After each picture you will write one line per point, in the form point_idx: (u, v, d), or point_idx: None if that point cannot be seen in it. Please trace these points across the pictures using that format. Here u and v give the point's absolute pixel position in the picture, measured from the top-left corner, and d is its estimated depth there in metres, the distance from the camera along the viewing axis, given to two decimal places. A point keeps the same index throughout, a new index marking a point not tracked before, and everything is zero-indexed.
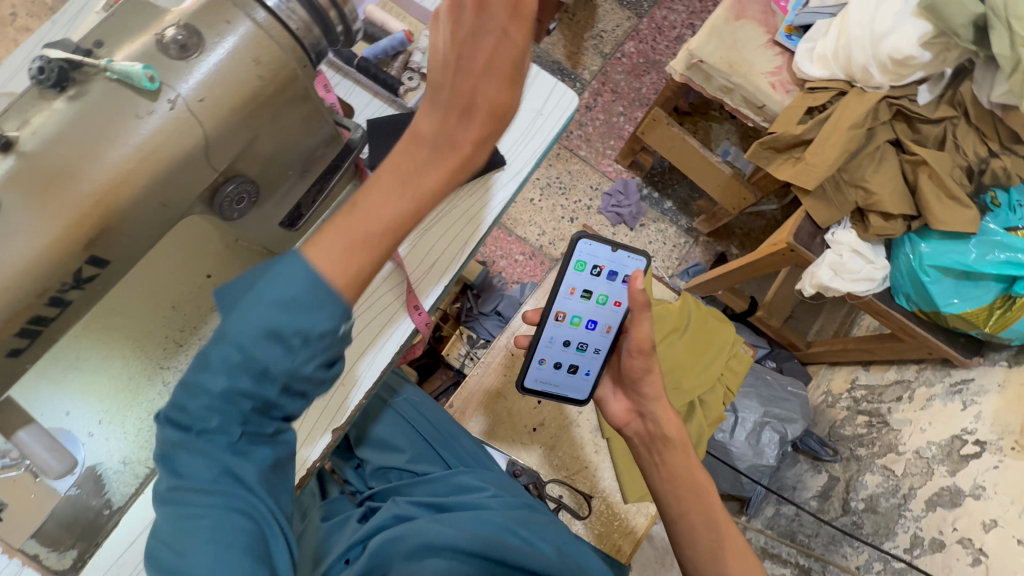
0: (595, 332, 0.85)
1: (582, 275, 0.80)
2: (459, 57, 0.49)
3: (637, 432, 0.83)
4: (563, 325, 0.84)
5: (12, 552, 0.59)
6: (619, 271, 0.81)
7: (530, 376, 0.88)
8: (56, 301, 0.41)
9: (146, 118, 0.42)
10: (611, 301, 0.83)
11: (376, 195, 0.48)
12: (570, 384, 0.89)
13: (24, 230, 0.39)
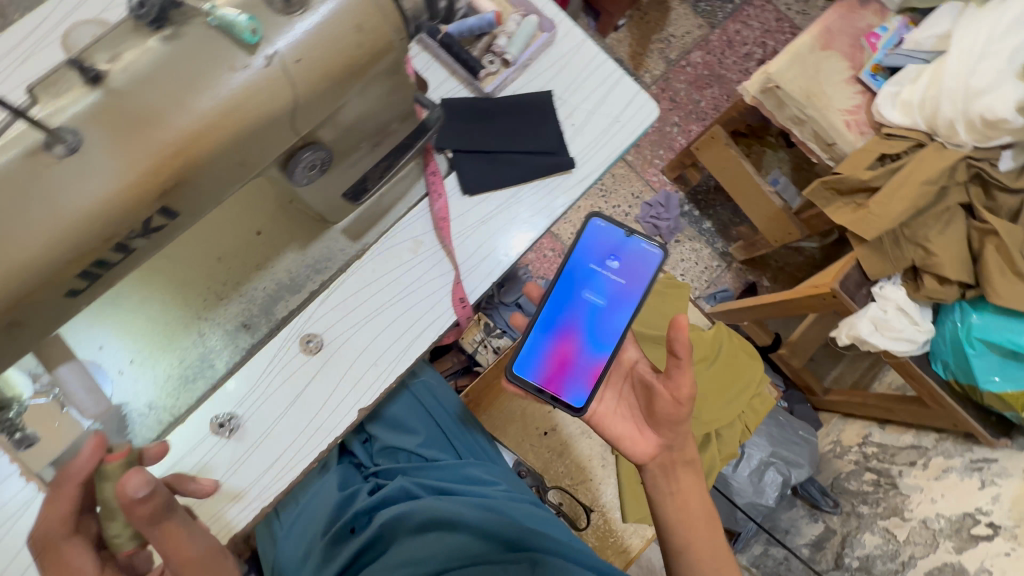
0: (599, 321, 0.74)
1: (595, 254, 0.75)
2: None
3: (657, 462, 0.78)
4: (566, 306, 0.75)
5: (30, 476, 0.59)
6: (633, 262, 0.74)
7: (519, 360, 0.74)
8: (122, 247, 0.40)
9: (239, 70, 0.40)
10: (621, 289, 0.74)
11: None
12: (565, 381, 0.74)
13: (101, 169, 0.37)
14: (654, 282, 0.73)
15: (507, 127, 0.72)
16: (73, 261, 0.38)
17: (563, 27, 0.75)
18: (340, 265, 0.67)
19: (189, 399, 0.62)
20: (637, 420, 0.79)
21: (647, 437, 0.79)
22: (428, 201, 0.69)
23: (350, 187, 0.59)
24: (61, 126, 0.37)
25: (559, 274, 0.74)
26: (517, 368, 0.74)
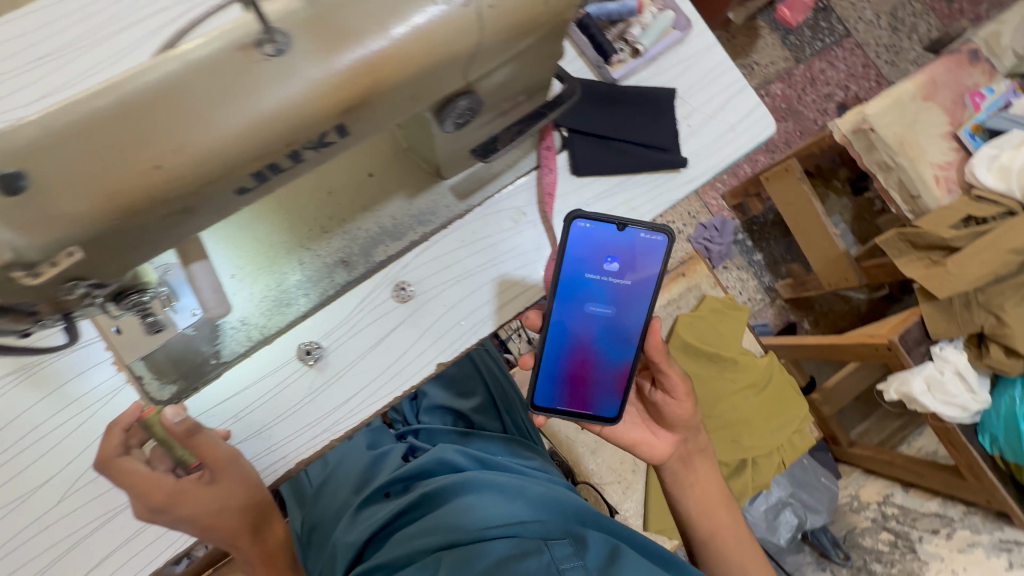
0: (612, 328, 0.64)
1: (591, 257, 0.61)
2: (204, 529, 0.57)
3: (677, 456, 0.77)
4: (571, 322, 0.64)
5: (120, 366, 0.60)
6: (635, 255, 0.61)
7: (541, 391, 0.65)
8: (295, 155, 0.41)
9: (437, 6, 0.40)
10: (627, 289, 0.62)
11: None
12: (591, 395, 0.66)
13: (298, 74, 0.37)
14: (662, 277, 0.60)
15: (627, 116, 0.71)
16: (253, 161, 0.38)
17: (695, 29, 0.75)
18: (442, 222, 0.68)
19: (279, 322, 0.64)
20: (647, 421, 0.76)
21: (662, 438, 0.75)
22: (537, 173, 0.70)
23: (482, 145, 0.59)
24: (261, 32, 0.37)
25: (554, 293, 0.62)
26: (541, 400, 0.66)
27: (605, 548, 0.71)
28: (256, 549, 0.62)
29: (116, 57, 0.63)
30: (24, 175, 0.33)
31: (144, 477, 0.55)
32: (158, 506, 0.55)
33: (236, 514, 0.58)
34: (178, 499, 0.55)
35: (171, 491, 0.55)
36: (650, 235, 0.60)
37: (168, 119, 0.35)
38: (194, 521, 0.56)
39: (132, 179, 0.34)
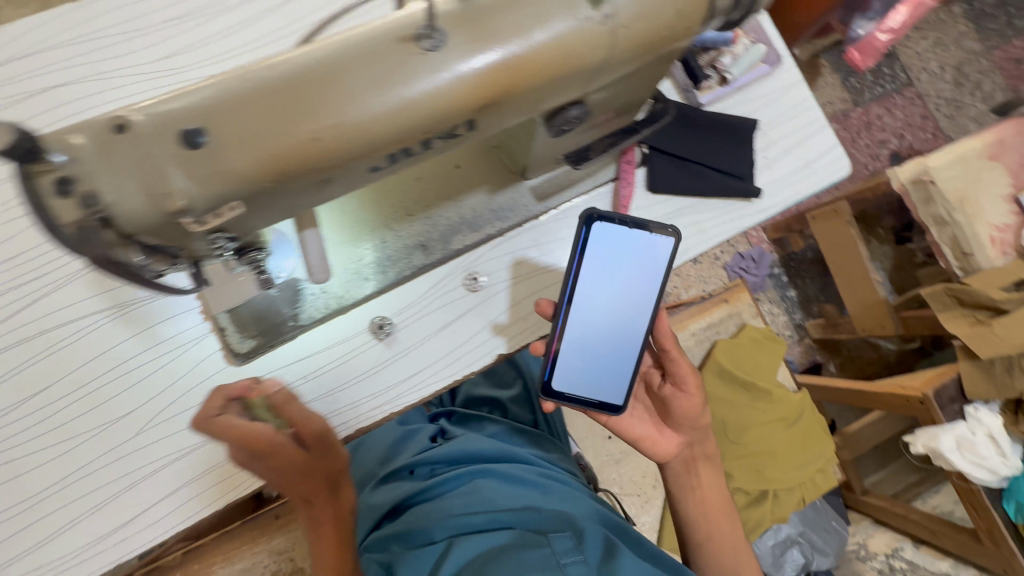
0: (624, 316, 0.64)
1: (608, 246, 0.61)
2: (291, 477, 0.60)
3: (680, 458, 0.78)
4: (587, 312, 0.63)
5: (206, 315, 0.64)
6: (643, 257, 0.62)
7: (556, 373, 0.64)
8: (426, 142, 0.43)
9: (578, 18, 0.42)
10: (640, 279, 0.62)
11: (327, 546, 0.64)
12: (600, 385, 0.65)
13: (446, 69, 0.40)
14: (667, 286, 0.62)
15: (707, 142, 0.73)
16: (392, 144, 0.41)
17: (784, 66, 0.76)
18: (518, 220, 0.71)
19: (355, 294, 0.67)
20: (654, 419, 0.77)
21: (666, 437, 0.76)
22: (614, 185, 0.72)
23: (576, 150, 0.63)
24: (422, 25, 0.40)
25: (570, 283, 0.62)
26: (557, 384, 0.64)
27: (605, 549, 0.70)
28: (329, 507, 0.64)
29: (237, 28, 0.67)
30: (203, 133, 0.36)
31: (244, 427, 0.57)
32: (259, 450, 0.57)
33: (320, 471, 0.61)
34: (275, 452, 0.58)
35: (269, 441, 0.57)
36: (665, 229, 0.61)
37: (329, 94, 0.38)
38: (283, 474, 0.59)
39: (293, 147, 0.38)
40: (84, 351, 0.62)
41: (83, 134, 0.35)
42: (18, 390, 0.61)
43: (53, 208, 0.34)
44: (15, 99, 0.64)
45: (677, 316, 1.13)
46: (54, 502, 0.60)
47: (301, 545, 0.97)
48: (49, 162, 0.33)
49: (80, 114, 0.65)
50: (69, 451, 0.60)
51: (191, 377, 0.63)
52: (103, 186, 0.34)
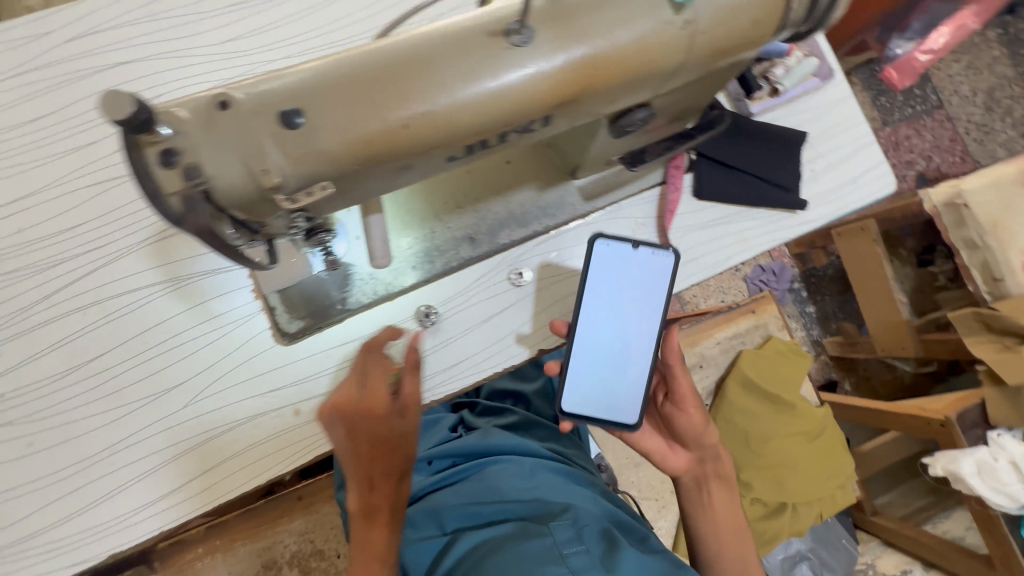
0: (629, 334, 0.67)
1: (605, 267, 0.66)
2: (377, 450, 0.63)
3: (690, 476, 0.72)
4: (593, 332, 0.67)
5: (257, 294, 0.65)
6: (644, 276, 0.67)
7: (567, 393, 0.66)
8: (503, 135, 0.44)
9: (659, 21, 0.43)
10: (640, 298, 0.67)
11: (378, 534, 0.65)
12: (613, 403, 0.67)
13: (531, 64, 0.41)
14: (669, 301, 0.66)
15: (756, 152, 0.74)
16: (472, 136, 0.42)
17: (834, 81, 0.77)
18: (565, 219, 0.72)
19: (401, 282, 0.68)
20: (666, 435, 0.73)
21: (676, 452, 0.72)
22: (660, 189, 0.73)
23: (632, 152, 0.64)
24: (512, 20, 0.41)
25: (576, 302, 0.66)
26: (568, 401, 0.66)
27: (608, 540, 0.66)
28: (386, 496, 0.65)
29: (301, 14, 0.69)
30: (301, 114, 0.37)
31: (372, 382, 0.63)
32: (376, 409, 0.61)
33: (399, 449, 0.64)
34: (373, 416, 0.62)
35: (387, 404, 0.62)
36: (659, 251, 0.66)
37: (421, 83, 0.39)
38: (365, 442, 0.62)
39: (383, 132, 0.39)
40: (138, 322, 0.63)
41: (189, 109, 0.36)
42: (74, 356, 0.62)
43: (159, 178, 0.35)
44: (84, 73, 0.66)
45: (703, 324, 1.13)
46: (103, 468, 0.61)
47: (322, 527, 0.98)
48: (157, 134, 0.35)
49: (146, 90, 0.66)
50: (122, 418, 0.62)
51: (241, 353, 0.65)
52: (207, 160, 0.36)
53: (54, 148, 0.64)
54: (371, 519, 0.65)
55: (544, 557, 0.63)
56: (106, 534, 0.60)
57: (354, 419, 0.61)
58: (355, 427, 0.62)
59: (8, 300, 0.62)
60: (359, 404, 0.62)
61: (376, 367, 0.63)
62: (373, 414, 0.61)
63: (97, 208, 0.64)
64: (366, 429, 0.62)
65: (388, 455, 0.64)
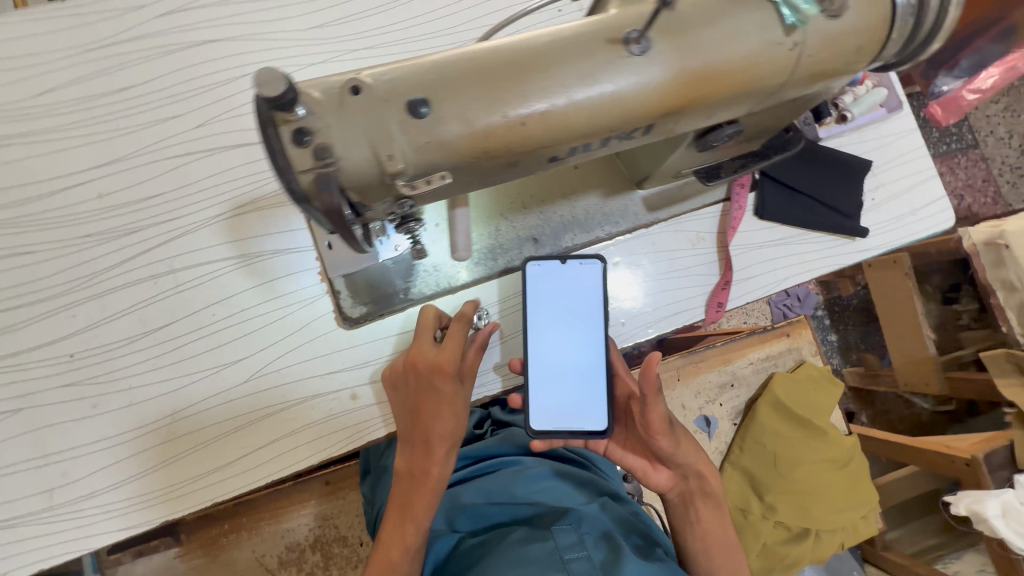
0: (582, 348, 0.65)
1: (545, 287, 0.66)
2: (437, 412, 0.59)
3: (676, 492, 0.70)
4: (546, 353, 0.65)
5: (323, 276, 0.67)
6: (581, 288, 0.66)
7: (536, 415, 0.64)
8: (605, 140, 0.45)
9: (767, 41, 0.44)
10: (585, 307, 0.65)
11: (418, 504, 0.60)
12: (576, 415, 0.64)
13: (646, 73, 0.42)
14: (609, 306, 0.64)
15: (819, 177, 0.74)
16: (582, 138, 0.43)
17: (902, 112, 0.77)
18: (626, 227, 0.72)
19: (463, 277, 0.69)
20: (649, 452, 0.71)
21: (658, 470, 0.69)
22: (723, 205, 0.74)
23: (708, 165, 0.65)
24: (632, 30, 0.42)
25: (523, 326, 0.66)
26: (537, 422, 0.63)
27: (610, 546, 0.65)
28: (433, 469, 0.60)
29: (385, 6, 0.70)
30: (426, 104, 0.38)
31: (444, 345, 0.61)
32: (449, 366, 0.59)
33: (454, 418, 0.60)
34: (447, 374, 0.59)
35: (456, 364, 0.60)
36: (585, 262, 0.66)
37: (542, 84, 0.40)
38: (426, 398, 0.59)
39: (501, 129, 0.40)
40: (207, 294, 0.65)
41: (323, 93, 0.37)
42: (142, 323, 0.63)
43: (292, 156, 0.36)
44: (175, 48, 0.67)
45: (737, 343, 1.13)
46: (160, 436, 0.62)
47: (348, 513, 0.99)
48: (295, 114, 0.36)
49: (233, 69, 0.68)
50: (183, 387, 0.63)
51: (304, 333, 0.65)
52: (338, 142, 0.37)
53: (141, 119, 0.66)
54: (413, 488, 0.60)
55: (545, 562, 0.61)
56: (161, 500, 0.61)
57: (426, 372, 0.59)
58: (426, 379, 0.59)
59: (84, 263, 0.63)
60: (434, 358, 0.60)
61: (461, 330, 0.62)
62: (444, 370, 0.59)
63: (176, 180, 0.66)
64: (433, 385, 0.59)
65: (447, 420, 0.60)
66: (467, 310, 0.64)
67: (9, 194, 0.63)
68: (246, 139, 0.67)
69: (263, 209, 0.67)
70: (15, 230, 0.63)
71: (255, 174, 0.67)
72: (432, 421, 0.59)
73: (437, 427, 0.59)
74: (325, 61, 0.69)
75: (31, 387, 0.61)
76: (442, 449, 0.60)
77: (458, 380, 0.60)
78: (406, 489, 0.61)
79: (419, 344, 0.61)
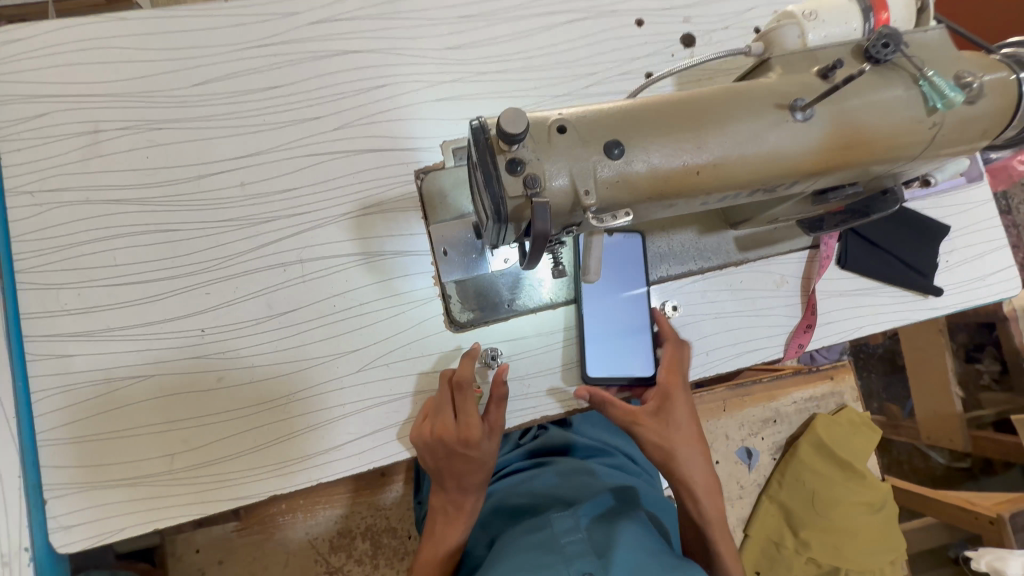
0: (629, 306, 0.73)
1: (606, 260, 0.72)
2: (462, 469, 0.65)
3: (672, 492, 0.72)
4: (601, 310, 0.72)
5: (437, 281, 0.71)
6: (629, 258, 0.72)
7: (594, 364, 0.72)
8: (755, 192, 0.49)
9: (910, 120, 0.49)
10: (632, 267, 0.72)
11: (448, 534, 0.68)
12: (627, 364, 0.72)
13: (805, 138, 0.47)
14: (650, 287, 0.71)
15: (899, 235, 0.79)
16: (744, 187, 0.47)
17: (980, 182, 0.82)
18: (718, 263, 0.76)
19: (564, 295, 0.72)
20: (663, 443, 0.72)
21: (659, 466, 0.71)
22: (809, 252, 0.78)
23: (810, 216, 0.71)
24: (799, 98, 0.47)
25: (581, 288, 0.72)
26: (594, 369, 0.71)
27: (608, 528, 0.64)
28: (463, 507, 0.68)
29: (514, 37, 0.76)
30: (620, 146, 0.43)
31: (467, 407, 0.64)
32: (468, 438, 0.63)
33: (482, 471, 0.66)
34: (467, 442, 0.63)
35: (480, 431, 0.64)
36: (626, 236, 0.72)
37: (715, 137, 0.45)
38: (455, 459, 0.65)
39: (680, 174, 0.45)
40: (330, 286, 0.69)
41: (534, 129, 0.42)
42: (268, 306, 0.67)
43: (507, 182, 0.41)
44: (320, 55, 0.72)
45: (782, 381, 1.17)
46: (277, 414, 0.66)
47: (400, 506, 1.02)
48: (513, 147, 0.41)
49: (372, 79, 0.73)
50: (300, 370, 0.67)
51: (415, 331, 0.70)
52: (546, 173, 0.42)
53: (284, 117, 0.71)
54: (447, 519, 0.68)
55: (542, 546, 0.60)
56: (273, 475, 0.65)
57: (440, 440, 0.64)
58: (444, 446, 0.64)
59: (221, 245, 0.67)
60: (450, 426, 0.64)
61: (472, 400, 0.64)
62: (460, 439, 0.63)
63: (311, 177, 0.70)
64: (452, 450, 0.64)
65: (474, 475, 0.66)
66: (466, 371, 0.65)
67: (160, 174, 0.67)
68: (377, 145, 0.72)
69: (387, 212, 0.71)
70: (161, 208, 0.67)
71: (383, 177, 0.71)
72: (460, 478, 0.66)
73: (465, 480, 0.66)
74: (454, 81, 0.75)
75: (165, 356, 0.65)
76: (474, 493, 0.67)
77: (482, 447, 0.64)
78: (440, 522, 0.69)
79: (439, 413, 0.65)
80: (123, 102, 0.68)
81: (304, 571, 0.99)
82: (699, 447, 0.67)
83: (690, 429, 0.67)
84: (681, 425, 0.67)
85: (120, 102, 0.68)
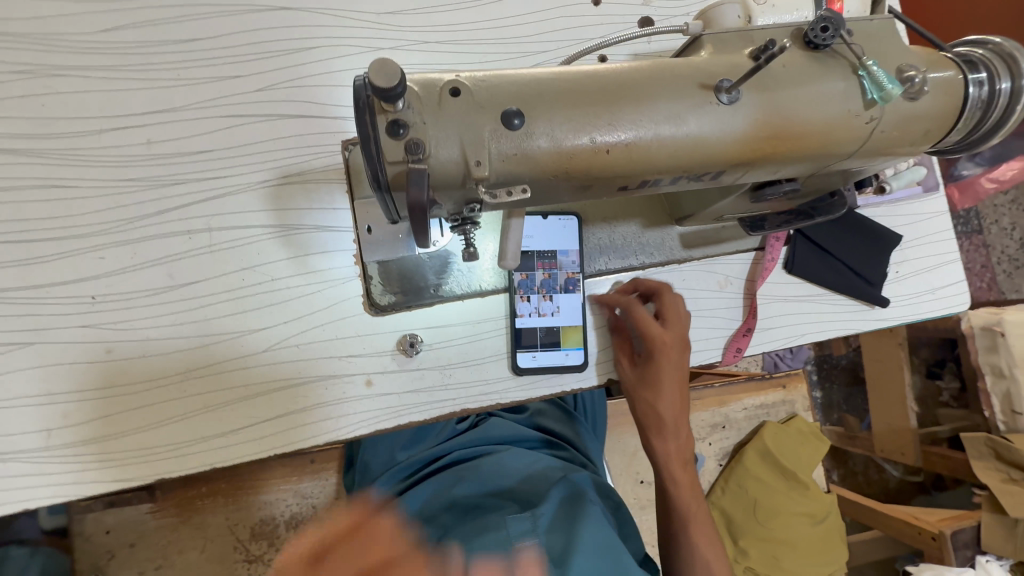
0: (561, 293, 0.69)
1: (537, 243, 0.69)
2: None
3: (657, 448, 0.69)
4: (531, 296, 0.69)
5: (357, 260, 0.66)
6: (561, 243, 0.69)
7: (524, 353, 0.68)
8: (676, 180, 0.46)
9: (846, 114, 0.45)
10: (565, 254, 0.69)
11: None
12: (557, 353, 0.69)
13: (729, 124, 0.43)
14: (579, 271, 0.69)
15: (849, 242, 0.76)
16: (661, 173, 0.44)
17: (937, 193, 0.80)
18: (661, 259, 0.72)
19: (495, 283, 0.69)
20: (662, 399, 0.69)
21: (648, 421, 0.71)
22: (756, 254, 0.75)
23: (753, 215, 0.68)
24: (725, 79, 0.43)
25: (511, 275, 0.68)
26: (523, 358, 0.68)
27: (566, 530, 0.60)
28: None
29: (459, 6, 0.72)
30: (520, 117, 0.39)
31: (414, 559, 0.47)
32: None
33: None
34: None
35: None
36: (560, 217, 0.69)
37: (629, 114, 0.41)
38: None
39: (587, 153, 0.41)
40: (240, 259, 0.64)
41: (423, 92, 0.38)
42: (170, 276, 0.62)
43: (386, 147, 0.37)
44: (244, 8, 0.66)
45: (733, 387, 1.16)
46: (171, 392, 0.61)
47: (331, 495, 0.98)
48: (395, 107, 0.37)
49: (301, 39, 0.67)
50: (200, 346, 0.62)
51: (330, 312, 0.65)
52: (431, 139, 0.38)
53: (200, 73, 0.65)
54: None
55: (493, 554, 0.57)
56: (164, 456, 0.61)
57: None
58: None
59: (120, 207, 0.62)
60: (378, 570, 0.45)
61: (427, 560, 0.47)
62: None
63: (228, 140, 0.65)
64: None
65: None
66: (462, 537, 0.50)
67: (55, 125, 0.62)
68: (303, 111, 0.67)
69: (309, 182, 0.66)
70: (58, 162, 0.61)
71: (307, 146, 0.66)
72: None
73: None
74: (392, 49, 0.70)
75: (49, 324, 0.60)
76: None
77: None
78: None
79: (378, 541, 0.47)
80: (19, 43, 0.62)
81: (221, 559, 0.94)
82: (666, 411, 0.64)
83: (665, 394, 0.64)
84: (658, 387, 0.64)
85: (13, 42, 0.62)
